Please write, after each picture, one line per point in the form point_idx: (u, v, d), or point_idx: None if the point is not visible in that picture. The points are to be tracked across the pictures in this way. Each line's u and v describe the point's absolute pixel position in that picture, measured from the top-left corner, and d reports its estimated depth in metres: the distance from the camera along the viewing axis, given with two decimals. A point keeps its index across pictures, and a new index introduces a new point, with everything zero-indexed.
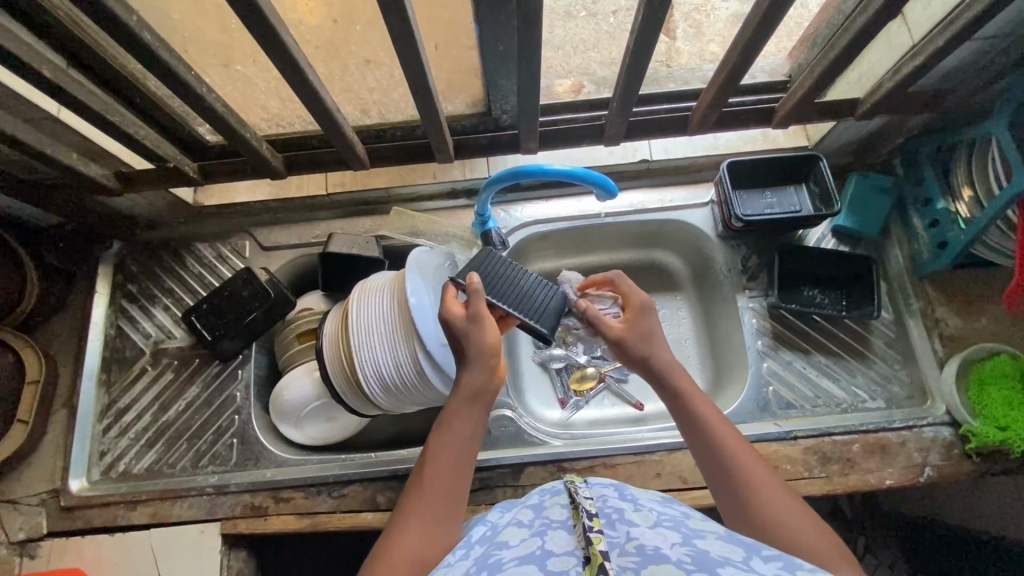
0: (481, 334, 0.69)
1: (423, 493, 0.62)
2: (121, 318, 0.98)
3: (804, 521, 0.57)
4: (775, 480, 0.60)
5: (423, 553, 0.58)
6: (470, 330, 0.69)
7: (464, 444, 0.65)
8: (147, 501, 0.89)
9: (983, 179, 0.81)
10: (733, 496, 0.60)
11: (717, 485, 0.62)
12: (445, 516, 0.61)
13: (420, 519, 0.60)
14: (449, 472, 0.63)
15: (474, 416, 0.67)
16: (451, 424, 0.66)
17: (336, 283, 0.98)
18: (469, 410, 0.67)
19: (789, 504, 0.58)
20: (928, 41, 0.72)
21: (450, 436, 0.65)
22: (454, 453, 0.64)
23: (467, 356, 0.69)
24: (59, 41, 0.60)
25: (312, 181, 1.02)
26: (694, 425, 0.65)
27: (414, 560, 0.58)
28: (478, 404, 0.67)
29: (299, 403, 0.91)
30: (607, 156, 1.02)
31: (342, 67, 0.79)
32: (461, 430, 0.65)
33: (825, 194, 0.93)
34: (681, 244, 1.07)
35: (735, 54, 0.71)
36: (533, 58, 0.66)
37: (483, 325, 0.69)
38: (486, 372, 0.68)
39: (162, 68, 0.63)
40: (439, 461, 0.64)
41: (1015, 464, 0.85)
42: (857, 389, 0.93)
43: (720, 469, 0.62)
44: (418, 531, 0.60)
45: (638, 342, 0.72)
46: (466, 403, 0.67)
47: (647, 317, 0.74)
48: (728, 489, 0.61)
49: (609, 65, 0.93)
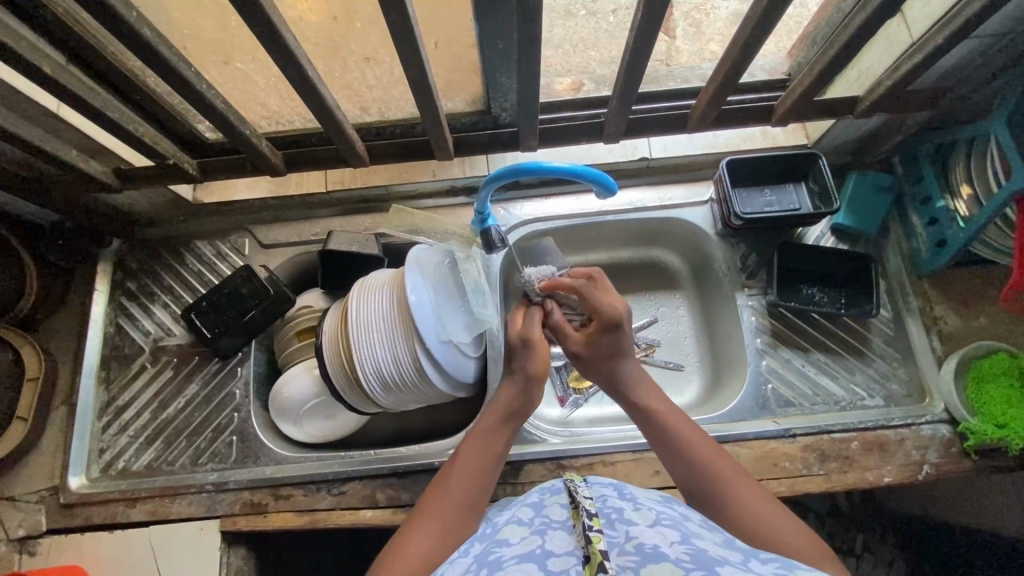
0: (527, 360, 0.73)
1: (446, 493, 0.65)
2: (121, 315, 0.98)
3: (784, 523, 0.59)
4: (746, 481, 0.63)
5: (439, 552, 0.60)
6: (523, 352, 0.74)
7: (490, 457, 0.69)
8: (147, 498, 0.89)
9: (982, 177, 0.81)
10: (709, 501, 0.63)
11: (696, 489, 0.64)
12: (462, 518, 0.64)
13: (438, 519, 0.63)
14: (472, 477, 0.67)
15: (504, 435, 0.71)
16: (481, 437, 0.70)
17: (336, 281, 0.97)
18: (501, 429, 0.72)
19: (763, 504, 0.61)
20: (928, 39, 0.72)
21: (478, 447, 0.69)
22: (481, 464, 0.68)
23: (514, 374, 0.74)
24: (58, 37, 0.60)
25: (312, 178, 1.03)
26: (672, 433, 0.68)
27: (427, 551, 0.60)
28: (510, 425, 0.72)
29: (299, 401, 0.91)
30: (607, 154, 1.03)
31: (342, 65, 0.79)
32: (491, 445, 0.70)
33: (824, 193, 0.93)
34: (681, 242, 1.07)
35: (735, 52, 0.71)
36: (533, 55, 0.66)
37: (534, 352, 0.73)
38: (520, 392, 0.73)
39: (161, 64, 0.63)
40: (466, 468, 0.67)
41: (1013, 462, 0.86)
42: (856, 387, 0.93)
43: (689, 473, 0.65)
44: (435, 528, 0.62)
45: (598, 362, 0.75)
46: (497, 421, 0.72)
47: (613, 335, 0.74)
48: (703, 492, 0.64)
49: (609, 64, 0.93)
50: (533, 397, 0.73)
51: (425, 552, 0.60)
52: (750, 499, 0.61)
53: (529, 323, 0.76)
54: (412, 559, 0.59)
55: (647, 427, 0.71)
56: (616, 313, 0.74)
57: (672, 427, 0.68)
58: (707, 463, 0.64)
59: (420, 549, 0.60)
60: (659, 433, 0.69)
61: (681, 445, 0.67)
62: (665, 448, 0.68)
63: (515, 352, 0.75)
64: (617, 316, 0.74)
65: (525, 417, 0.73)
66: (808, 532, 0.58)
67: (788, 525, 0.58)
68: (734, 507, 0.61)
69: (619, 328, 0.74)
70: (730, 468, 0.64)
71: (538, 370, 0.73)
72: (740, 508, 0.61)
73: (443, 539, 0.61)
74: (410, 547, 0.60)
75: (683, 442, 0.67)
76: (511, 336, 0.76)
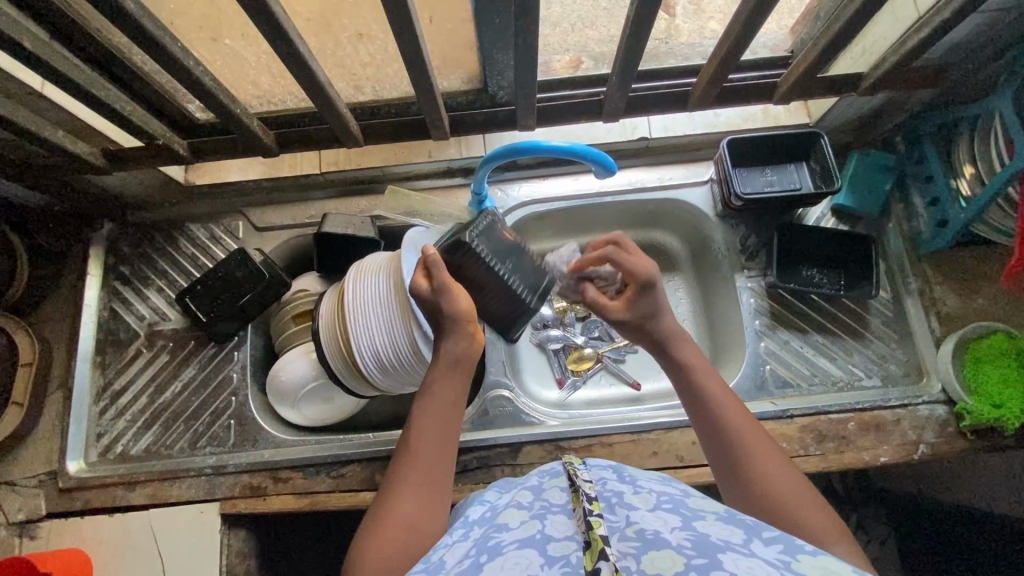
0: (453, 300, 0.69)
1: (417, 455, 0.63)
2: (115, 300, 0.97)
3: (811, 501, 0.58)
4: (775, 453, 0.61)
5: (416, 520, 0.59)
6: (440, 299, 0.70)
7: (452, 409, 0.67)
8: (146, 482, 0.89)
9: (984, 157, 0.80)
10: (740, 476, 0.60)
11: (725, 462, 0.62)
12: (439, 476, 0.63)
13: (415, 483, 0.62)
14: (439, 438, 0.64)
15: (457, 381, 0.68)
16: (437, 389, 0.67)
17: (332, 264, 0.96)
18: (453, 376, 0.68)
19: (794, 483, 0.59)
20: (936, 11, 0.70)
21: (439, 402, 0.66)
22: (446, 416, 0.66)
23: (446, 328, 0.70)
24: (41, 11, 0.58)
25: (304, 160, 1.01)
26: (701, 401, 0.66)
27: (410, 520, 0.59)
28: (462, 369, 0.69)
29: (297, 384, 0.90)
30: (605, 134, 1.01)
31: (333, 40, 0.77)
32: (447, 394, 0.67)
33: (825, 172, 0.91)
34: (680, 224, 1.06)
35: (735, 30, 0.70)
36: (530, 32, 0.64)
37: (452, 293, 0.70)
38: (465, 336, 0.69)
39: (145, 38, 0.61)
40: (431, 426, 0.65)
41: (1009, 442, 0.86)
42: (853, 367, 0.93)
43: (723, 444, 0.62)
44: (414, 493, 0.61)
45: (641, 323, 0.73)
46: (450, 369, 0.68)
47: (649, 295, 0.73)
48: (732, 465, 0.61)
49: (609, 42, 0.91)
50: (470, 335, 0.70)
51: (406, 520, 0.59)
52: (783, 481, 0.59)
53: (435, 272, 0.71)
54: (397, 528, 0.58)
55: (683, 390, 0.68)
56: (648, 271, 0.72)
57: (705, 391, 0.66)
58: (740, 432, 0.62)
59: (403, 517, 0.59)
60: (700, 407, 0.65)
61: (717, 416, 0.64)
62: (709, 430, 0.64)
63: (431, 304, 0.71)
64: (648, 276, 0.72)
65: (472, 362, 0.70)
66: (832, 511, 0.58)
67: (814, 508, 0.57)
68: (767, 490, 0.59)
69: (655, 287, 0.73)
70: (762, 442, 0.62)
71: (459, 308, 0.69)
72: (773, 485, 0.59)
73: (424, 509, 0.60)
74: (392, 517, 0.59)
75: (719, 409, 0.64)
76: (419, 298, 0.71)
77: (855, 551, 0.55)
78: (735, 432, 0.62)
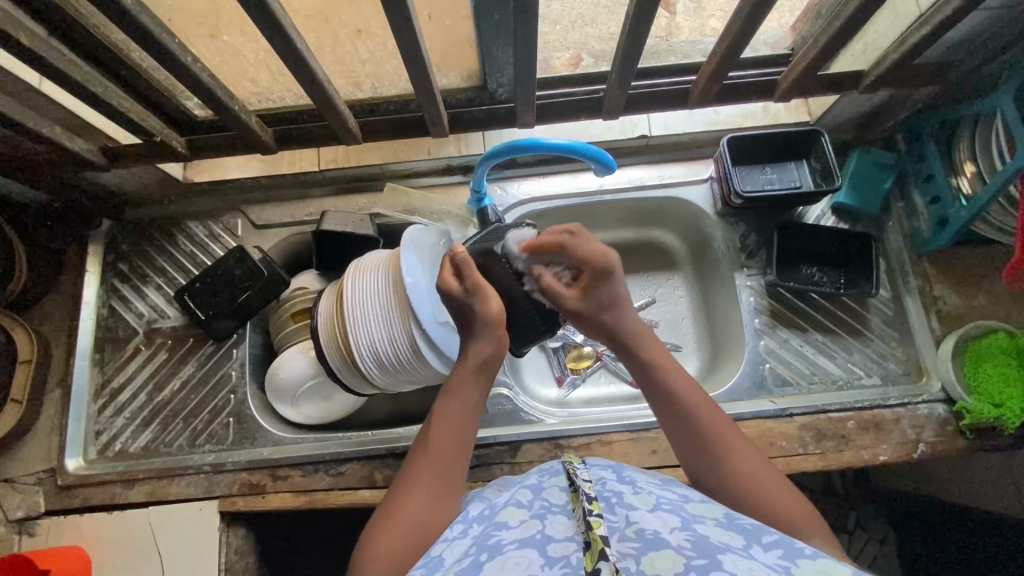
0: (485, 304, 0.67)
1: (429, 455, 0.63)
2: (114, 297, 0.97)
3: (786, 495, 0.59)
4: (749, 448, 0.62)
5: (426, 518, 0.59)
6: (473, 301, 0.68)
7: (467, 412, 0.66)
8: (144, 479, 0.88)
9: (986, 155, 0.80)
10: (713, 475, 0.61)
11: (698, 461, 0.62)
12: (451, 476, 0.63)
13: (426, 481, 0.62)
14: (453, 440, 0.64)
15: (477, 386, 0.67)
16: (454, 392, 0.67)
17: (330, 262, 0.96)
18: (473, 380, 0.68)
19: (769, 477, 0.60)
20: (937, 8, 0.70)
21: (458, 405, 0.66)
22: (460, 418, 0.65)
23: (477, 331, 0.68)
24: (37, 6, 0.58)
25: (305, 157, 1.02)
26: (668, 400, 0.65)
27: (420, 518, 0.59)
28: (483, 375, 0.68)
29: (296, 382, 0.90)
30: (605, 132, 1.01)
31: (332, 37, 0.77)
32: (465, 397, 0.66)
33: (826, 170, 0.91)
34: (680, 221, 1.06)
35: (735, 26, 0.69)
36: (530, 29, 0.64)
37: (486, 294, 0.68)
38: (495, 342, 0.68)
39: (142, 34, 0.61)
40: (446, 427, 0.65)
41: (1008, 441, 0.85)
42: (852, 366, 0.93)
43: (695, 443, 0.63)
44: (424, 491, 0.61)
45: (598, 314, 0.69)
46: (471, 373, 0.67)
47: (606, 285, 0.68)
48: (706, 464, 0.62)
49: (609, 40, 0.90)
50: (497, 343, 0.68)
51: (414, 518, 0.59)
52: (759, 476, 0.60)
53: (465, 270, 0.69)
54: (406, 525, 0.58)
55: (649, 387, 0.67)
56: (608, 261, 0.67)
57: (673, 389, 0.65)
58: (710, 429, 0.62)
59: (412, 515, 0.59)
60: (669, 406, 0.65)
61: (687, 414, 0.63)
62: (679, 429, 0.64)
63: (462, 305, 0.69)
64: (608, 265, 0.67)
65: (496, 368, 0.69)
66: (807, 503, 0.59)
67: (789, 503, 0.58)
68: (744, 487, 0.59)
69: (612, 276, 0.68)
70: (734, 438, 0.62)
71: (489, 312, 0.67)
72: (749, 482, 0.60)
73: (433, 506, 0.60)
74: (401, 515, 0.59)
75: (688, 407, 0.64)
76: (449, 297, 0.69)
77: (830, 542, 0.57)
78: (707, 430, 0.62)
